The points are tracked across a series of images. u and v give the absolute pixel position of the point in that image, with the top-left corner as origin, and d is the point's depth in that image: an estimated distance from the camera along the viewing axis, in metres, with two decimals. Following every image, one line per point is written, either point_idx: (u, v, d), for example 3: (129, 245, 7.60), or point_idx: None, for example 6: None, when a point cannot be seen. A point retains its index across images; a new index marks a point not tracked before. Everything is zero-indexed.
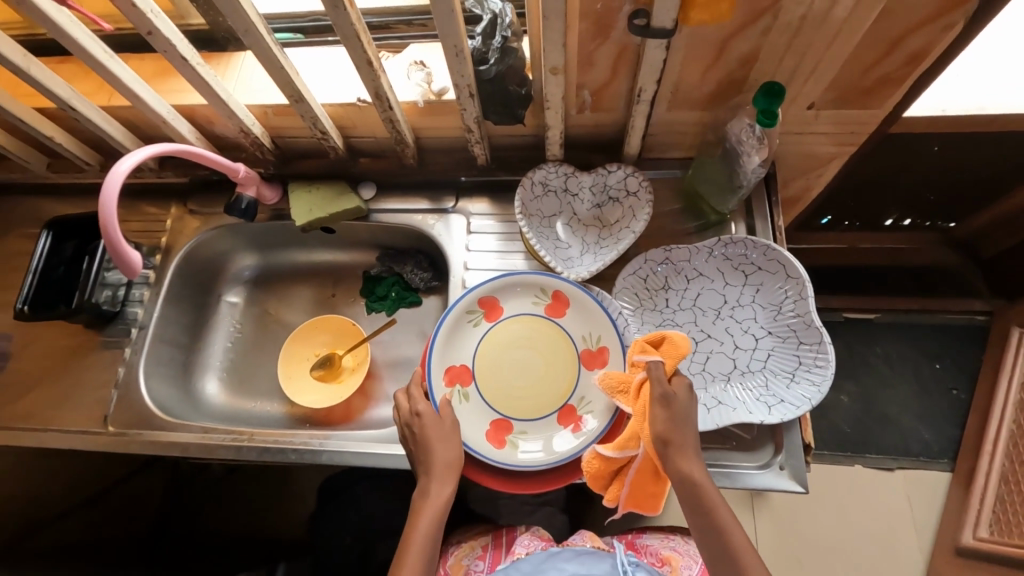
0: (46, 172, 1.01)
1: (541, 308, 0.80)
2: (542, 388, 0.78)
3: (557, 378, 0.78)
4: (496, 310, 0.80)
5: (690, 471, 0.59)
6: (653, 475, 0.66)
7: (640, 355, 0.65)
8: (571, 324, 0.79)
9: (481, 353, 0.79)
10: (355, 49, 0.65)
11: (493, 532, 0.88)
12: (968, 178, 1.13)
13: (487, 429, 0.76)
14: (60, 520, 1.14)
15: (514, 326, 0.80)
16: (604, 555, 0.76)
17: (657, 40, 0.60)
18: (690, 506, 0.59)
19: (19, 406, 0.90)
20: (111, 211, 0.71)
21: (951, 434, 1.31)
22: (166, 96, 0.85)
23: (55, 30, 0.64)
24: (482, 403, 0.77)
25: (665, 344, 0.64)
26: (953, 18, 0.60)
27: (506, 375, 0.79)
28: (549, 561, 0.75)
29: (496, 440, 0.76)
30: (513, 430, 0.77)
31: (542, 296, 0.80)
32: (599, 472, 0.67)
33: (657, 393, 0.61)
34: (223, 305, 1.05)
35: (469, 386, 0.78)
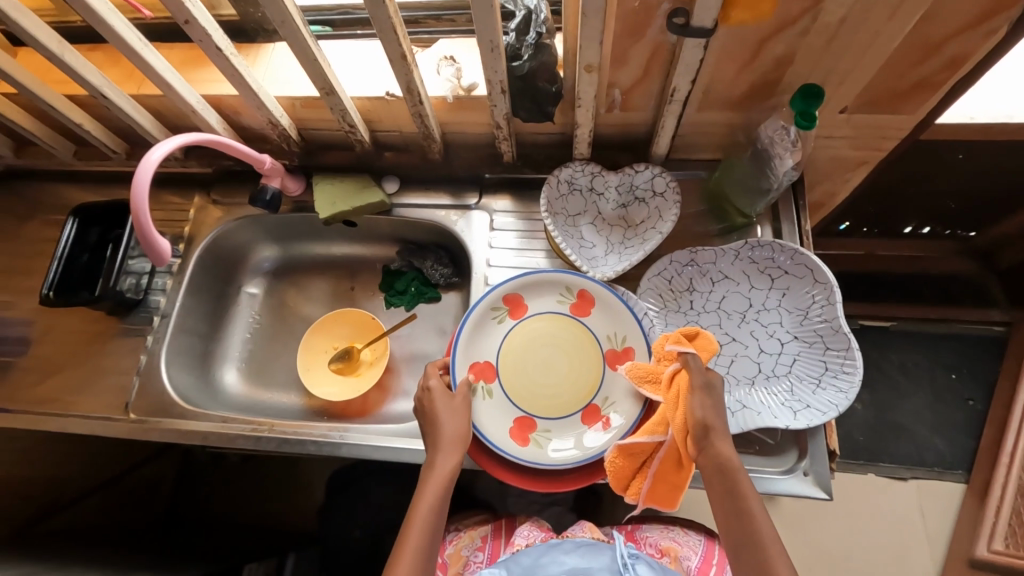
0: (72, 159, 1.01)
1: (566, 306, 0.80)
2: (566, 387, 0.78)
3: (581, 377, 0.78)
4: (521, 307, 0.80)
5: (726, 454, 0.59)
6: (676, 467, 0.65)
7: (674, 344, 0.65)
8: (596, 324, 0.79)
9: (505, 350, 0.79)
10: (390, 42, 0.65)
11: (493, 523, 0.87)
12: (993, 187, 1.11)
13: (511, 426, 0.76)
14: (77, 503, 1.15)
15: (538, 324, 0.80)
16: (604, 547, 0.76)
17: (696, 40, 0.60)
18: (720, 491, 0.58)
19: (40, 390, 0.91)
20: (142, 197, 0.72)
21: (966, 445, 1.30)
22: (196, 85, 0.85)
23: (93, 17, 0.64)
24: (506, 401, 0.77)
25: (699, 337, 0.65)
26: (996, 23, 0.60)
27: (530, 373, 0.78)
28: (548, 553, 0.75)
29: (520, 438, 0.75)
30: (536, 428, 0.76)
31: (567, 294, 0.80)
32: (622, 461, 0.67)
33: (697, 381, 0.61)
34: (243, 296, 1.06)
35: (492, 383, 0.78)
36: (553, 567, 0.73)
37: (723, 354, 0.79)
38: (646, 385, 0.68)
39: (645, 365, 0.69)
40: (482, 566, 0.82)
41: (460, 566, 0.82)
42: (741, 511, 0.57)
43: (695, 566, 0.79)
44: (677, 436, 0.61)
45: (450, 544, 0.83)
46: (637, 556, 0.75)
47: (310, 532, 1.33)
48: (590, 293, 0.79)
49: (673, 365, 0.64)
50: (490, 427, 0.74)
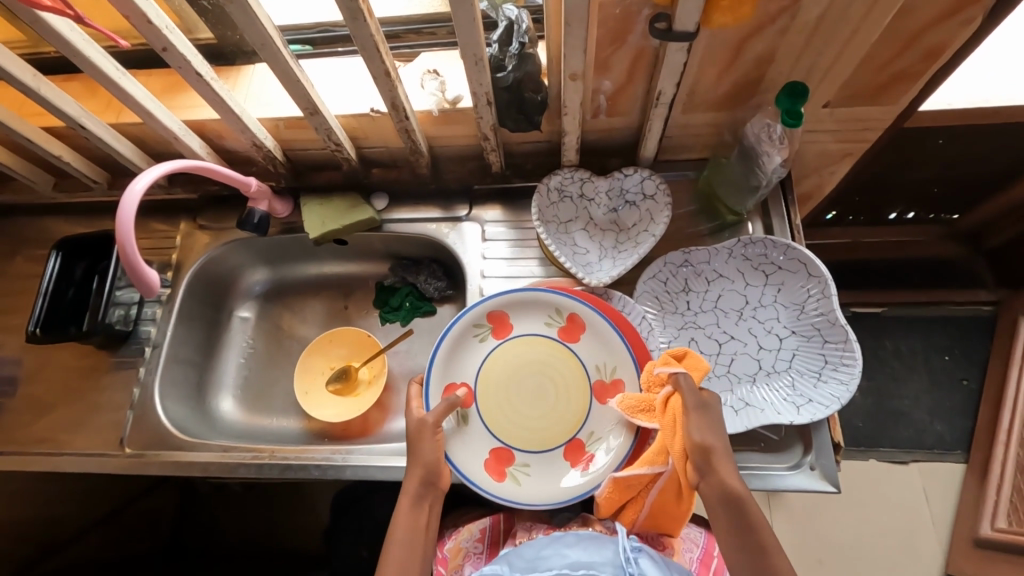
0: (52, 192, 1.00)
1: (554, 329, 0.79)
2: (548, 419, 0.77)
3: (568, 410, 0.77)
4: (505, 327, 0.80)
5: (731, 483, 0.58)
6: (675, 496, 0.68)
7: (663, 367, 0.66)
8: (584, 351, 0.78)
9: (487, 375, 0.78)
10: (373, 60, 0.65)
11: (491, 516, 0.86)
12: (974, 171, 1.13)
13: (487, 459, 0.76)
14: (79, 538, 1.14)
15: (524, 349, 0.79)
16: (607, 540, 0.73)
17: (679, 43, 0.60)
18: (732, 522, 0.57)
19: (34, 429, 0.89)
20: (128, 227, 0.71)
21: (964, 425, 1.31)
22: (177, 112, 0.84)
23: (68, 49, 0.63)
24: (484, 429, 0.77)
25: (687, 358, 0.67)
26: (971, 13, 0.60)
27: (514, 402, 0.78)
28: (550, 546, 0.73)
29: (495, 471, 0.75)
30: (514, 461, 0.76)
31: (556, 318, 0.79)
32: (618, 495, 0.70)
33: (692, 401, 0.62)
34: (235, 321, 1.04)
35: (470, 409, 0.77)
36: (555, 561, 0.71)
37: (722, 353, 0.79)
38: (640, 415, 0.69)
39: (637, 395, 0.70)
40: (481, 559, 0.82)
41: (460, 559, 0.83)
42: (753, 543, 0.56)
43: (697, 559, 0.79)
44: (677, 463, 0.63)
45: (451, 537, 0.84)
46: (642, 550, 0.71)
47: (317, 553, 1.31)
48: (580, 319, 0.77)
49: (665, 390, 0.66)
50: (466, 458, 0.74)
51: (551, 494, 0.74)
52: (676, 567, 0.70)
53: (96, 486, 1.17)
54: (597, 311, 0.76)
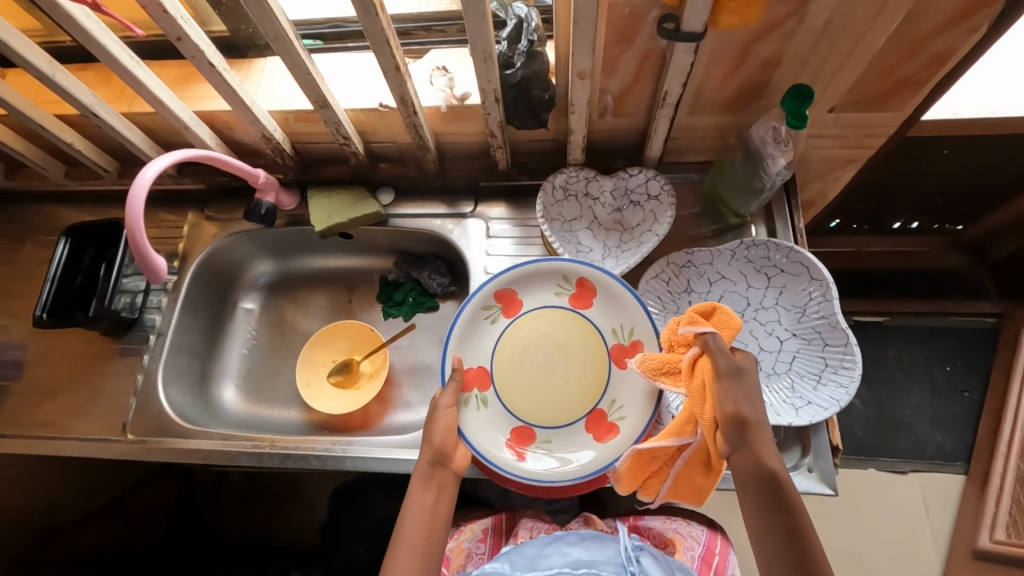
0: (63, 179, 1.01)
1: (565, 298, 0.80)
2: (567, 389, 0.78)
3: (585, 379, 0.78)
4: (515, 305, 0.80)
5: (768, 462, 0.58)
6: (703, 467, 0.63)
7: (689, 326, 0.62)
8: (597, 316, 0.79)
9: (501, 354, 0.79)
10: (384, 54, 0.65)
11: (492, 516, 0.88)
12: (980, 182, 1.13)
13: (509, 438, 0.76)
14: (78, 526, 1.15)
15: (535, 323, 0.80)
16: (608, 539, 0.77)
17: (686, 44, 0.61)
18: (767, 503, 0.57)
19: (38, 414, 0.90)
20: (137, 213, 0.72)
21: (964, 436, 1.30)
22: (188, 102, 0.85)
23: (84, 36, 0.64)
24: (503, 409, 0.77)
25: (715, 314, 0.62)
26: (976, 20, 0.61)
27: (530, 379, 0.78)
28: (552, 544, 0.76)
29: (517, 449, 0.76)
30: (536, 438, 0.76)
31: (565, 286, 0.80)
32: (641, 465, 0.65)
33: (724, 366, 0.59)
34: (239, 312, 1.05)
35: (487, 391, 0.78)
36: (557, 559, 0.74)
37: None
38: (662, 378, 0.64)
39: (658, 355, 0.64)
40: (483, 558, 0.83)
41: (462, 558, 0.83)
42: (786, 521, 0.56)
43: (698, 557, 0.79)
44: (708, 433, 0.59)
45: (452, 538, 0.84)
46: (642, 549, 0.75)
47: (314, 548, 1.31)
48: (589, 283, 0.78)
49: (693, 350, 0.61)
50: (484, 439, 0.74)
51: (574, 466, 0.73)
52: (674, 565, 0.74)
53: (97, 473, 1.18)
54: (605, 273, 0.77)
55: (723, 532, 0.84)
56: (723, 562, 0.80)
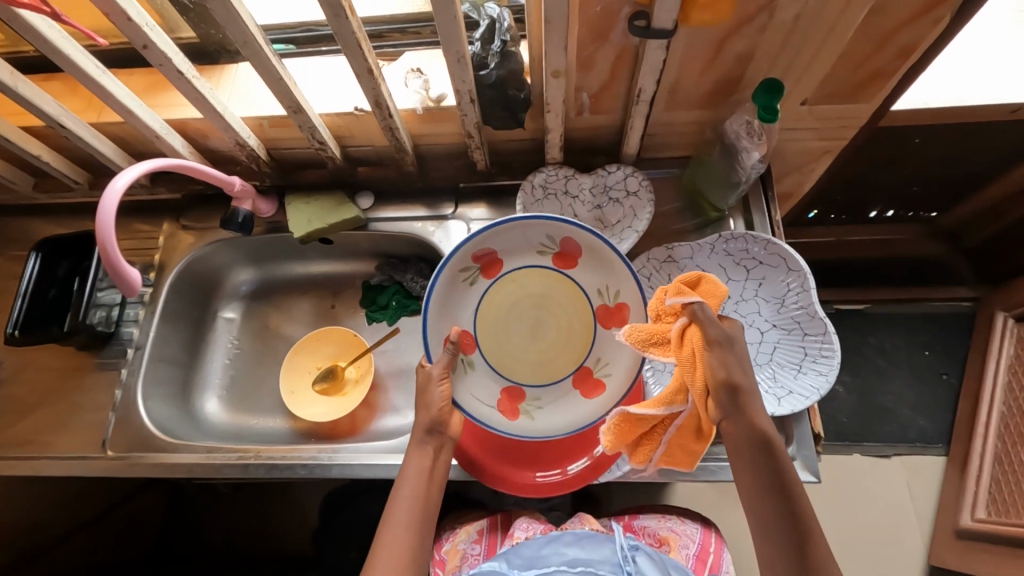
0: (32, 192, 0.98)
1: (549, 258, 0.75)
2: (554, 349, 0.77)
3: (571, 338, 0.76)
4: (496, 266, 0.76)
5: (762, 425, 0.59)
6: (694, 433, 0.64)
7: (677, 297, 0.59)
8: (583, 276, 0.75)
9: (484, 316, 0.76)
10: (356, 58, 0.65)
11: (488, 516, 0.88)
12: (950, 170, 1.16)
13: (499, 400, 0.76)
14: (60, 545, 1.12)
15: (517, 282, 0.76)
16: (604, 539, 0.77)
17: (658, 41, 0.61)
18: (761, 467, 0.58)
19: (14, 432, 0.87)
20: (109, 227, 0.71)
21: (944, 419, 1.33)
22: (158, 110, 0.83)
23: (46, 46, 0.63)
24: (491, 371, 0.76)
25: (701, 283, 0.61)
26: (940, 13, 0.62)
27: (516, 339, 0.77)
28: (549, 545, 0.76)
29: (508, 410, 0.76)
30: (526, 398, 0.77)
31: (549, 244, 0.75)
32: (630, 433, 0.64)
33: (715, 335, 0.58)
34: (220, 321, 1.03)
35: (473, 354, 0.76)
36: (554, 559, 0.73)
37: None
38: (651, 349, 0.62)
39: (645, 326, 0.62)
40: (478, 558, 0.83)
41: (457, 559, 0.83)
42: (778, 484, 0.57)
43: (693, 555, 0.80)
44: (700, 401, 0.59)
45: (447, 539, 0.85)
46: (637, 548, 0.75)
47: (306, 557, 1.30)
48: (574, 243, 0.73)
49: (681, 321, 0.60)
50: (476, 404, 0.74)
51: (565, 423, 0.75)
52: (669, 563, 0.75)
53: (80, 490, 1.15)
54: (593, 235, 0.72)
55: (718, 529, 0.85)
56: (718, 560, 0.81)
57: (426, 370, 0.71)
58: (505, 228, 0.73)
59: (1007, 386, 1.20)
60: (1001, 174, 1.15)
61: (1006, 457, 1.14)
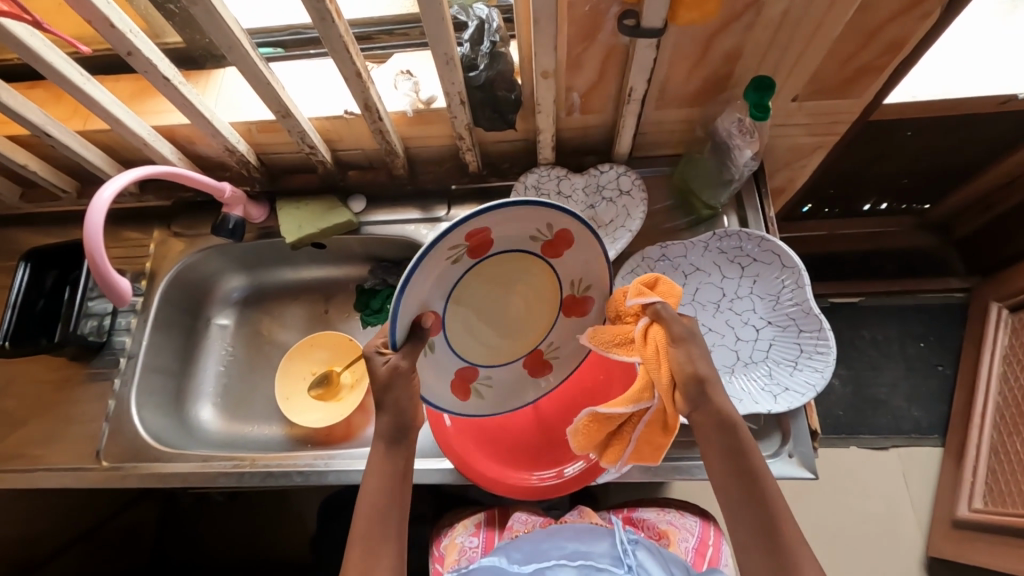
0: (19, 203, 0.97)
1: (538, 244, 0.64)
2: (515, 332, 0.70)
3: (534, 322, 0.70)
4: (484, 244, 0.61)
5: (726, 409, 0.59)
6: (661, 429, 0.63)
7: (637, 297, 0.62)
8: (564, 265, 0.67)
9: (455, 293, 0.63)
10: (344, 61, 0.64)
11: (486, 510, 0.88)
12: (941, 162, 1.17)
13: (452, 382, 0.68)
14: (56, 557, 1.11)
15: (499, 262, 0.64)
16: (603, 533, 0.78)
17: (648, 40, 0.61)
18: (726, 448, 0.58)
19: (6, 445, 0.86)
20: (96, 238, 0.71)
21: (940, 410, 1.34)
22: (145, 117, 0.82)
23: (29, 54, 0.62)
24: (448, 352, 0.67)
25: (659, 285, 0.64)
26: (928, 7, 0.62)
27: (481, 318, 0.67)
28: (548, 541, 0.77)
29: (459, 390, 0.69)
30: (478, 378, 0.71)
31: (543, 232, 0.63)
32: (599, 429, 0.66)
33: (677, 331, 0.60)
34: (213, 328, 1.03)
35: (436, 337, 0.65)
36: (553, 553, 0.74)
37: None
38: (615, 349, 0.63)
39: (609, 328, 0.64)
40: (477, 551, 0.83)
41: (456, 553, 0.84)
42: (742, 466, 0.57)
43: (692, 548, 0.81)
44: (665, 395, 0.59)
45: (445, 534, 0.86)
46: (637, 542, 0.75)
47: (306, 561, 1.29)
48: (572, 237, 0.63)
49: (643, 320, 0.61)
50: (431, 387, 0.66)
51: (512, 402, 0.74)
52: (668, 557, 0.75)
53: (75, 501, 1.15)
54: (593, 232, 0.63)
55: (716, 521, 0.85)
56: (717, 553, 0.81)
57: (389, 364, 0.61)
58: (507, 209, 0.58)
59: (1002, 377, 1.20)
60: (992, 165, 1.15)
61: (1002, 447, 1.15)
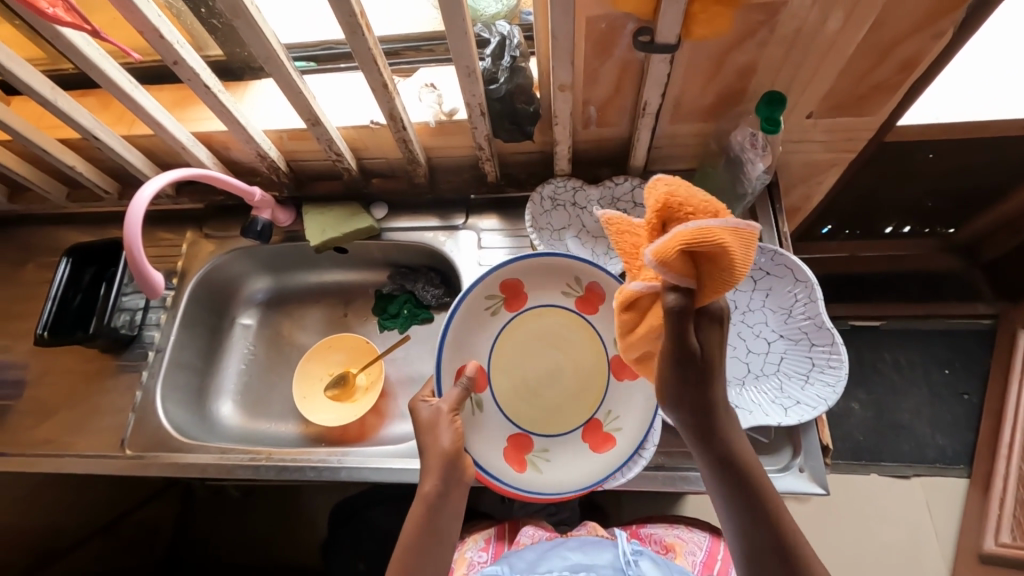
0: (65, 202, 1.04)
1: (572, 299, 0.80)
2: (564, 402, 0.79)
3: (589, 386, 0.79)
4: (519, 298, 0.80)
5: (735, 443, 0.51)
6: None
7: (661, 270, 0.43)
8: (601, 321, 0.79)
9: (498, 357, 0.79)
10: (372, 73, 0.68)
11: (496, 525, 0.90)
12: (965, 184, 1.15)
13: (506, 447, 0.75)
14: (74, 550, 1.14)
15: (538, 318, 0.80)
16: (608, 544, 0.80)
17: (662, 55, 0.63)
18: (743, 488, 0.51)
19: (37, 432, 0.90)
20: (136, 233, 0.75)
21: (966, 438, 1.30)
22: (185, 124, 0.88)
23: (86, 62, 0.67)
24: (499, 414, 0.77)
25: (710, 259, 0.43)
26: (942, 26, 0.64)
27: (532, 383, 0.79)
28: (553, 550, 0.78)
29: (516, 460, 0.75)
30: (534, 449, 0.77)
31: (573, 288, 0.80)
32: None
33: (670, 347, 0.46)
34: (237, 328, 1.06)
35: (483, 394, 0.77)
36: (556, 564, 0.76)
37: None
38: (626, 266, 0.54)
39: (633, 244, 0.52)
40: (485, 564, 0.84)
41: (464, 567, 0.84)
42: (764, 509, 0.51)
43: (700, 561, 0.79)
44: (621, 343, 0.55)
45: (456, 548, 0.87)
46: (641, 553, 0.78)
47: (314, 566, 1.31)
48: (599, 288, 0.78)
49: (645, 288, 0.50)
50: (493, 458, 0.73)
51: (579, 475, 0.75)
52: (672, 570, 0.76)
53: (98, 496, 1.18)
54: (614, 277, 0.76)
55: None
56: (726, 566, 0.79)
57: (432, 407, 0.68)
58: (527, 263, 0.78)
59: None
60: (1020, 188, 1.14)
61: None
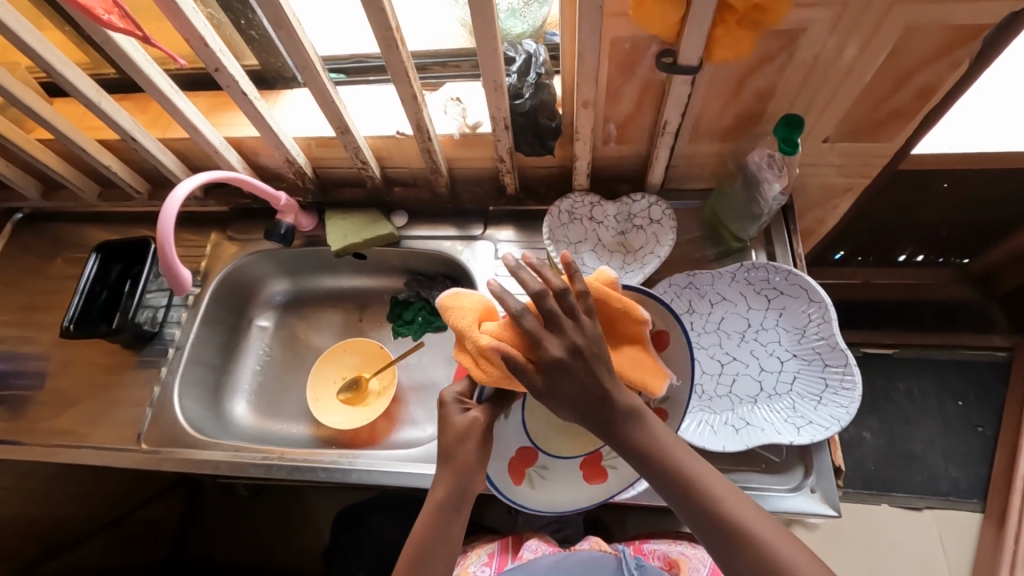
0: (96, 201, 1.07)
1: None
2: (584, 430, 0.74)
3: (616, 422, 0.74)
4: None
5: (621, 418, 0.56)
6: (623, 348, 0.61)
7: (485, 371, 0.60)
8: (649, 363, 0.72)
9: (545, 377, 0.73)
10: (403, 85, 0.71)
11: (499, 540, 0.89)
12: (981, 215, 1.16)
13: (512, 458, 0.73)
14: (81, 544, 1.15)
15: None
16: (611, 560, 0.80)
17: (684, 76, 0.65)
18: (670, 483, 0.56)
19: (56, 422, 0.92)
20: (168, 231, 0.77)
21: (980, 472, 1.28)
22: (218, 128, 0.91)
23: (131, 66, 0.70)
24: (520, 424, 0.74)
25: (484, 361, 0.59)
26: (959, 57, 0.65)
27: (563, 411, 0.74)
28: (556, 564, 0.80)
29: (517, 470, 0.73)
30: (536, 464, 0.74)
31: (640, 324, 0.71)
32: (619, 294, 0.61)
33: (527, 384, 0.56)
34: (255, 329, 1.08)
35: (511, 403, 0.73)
36: None
37: (724, 374, 0.81)
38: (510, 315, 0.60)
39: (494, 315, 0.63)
40: None
41: None
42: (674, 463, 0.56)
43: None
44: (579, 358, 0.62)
45: (458, 562, 0.86)
46: (643, 568, 0.78)
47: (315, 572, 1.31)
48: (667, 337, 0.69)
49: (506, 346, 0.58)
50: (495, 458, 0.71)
51: (564, 501, 0.74)
52: None
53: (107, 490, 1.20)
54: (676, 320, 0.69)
55: None
56: None
57: (469, 416, 0.63)
58: None
59: None
60: None
61: None
